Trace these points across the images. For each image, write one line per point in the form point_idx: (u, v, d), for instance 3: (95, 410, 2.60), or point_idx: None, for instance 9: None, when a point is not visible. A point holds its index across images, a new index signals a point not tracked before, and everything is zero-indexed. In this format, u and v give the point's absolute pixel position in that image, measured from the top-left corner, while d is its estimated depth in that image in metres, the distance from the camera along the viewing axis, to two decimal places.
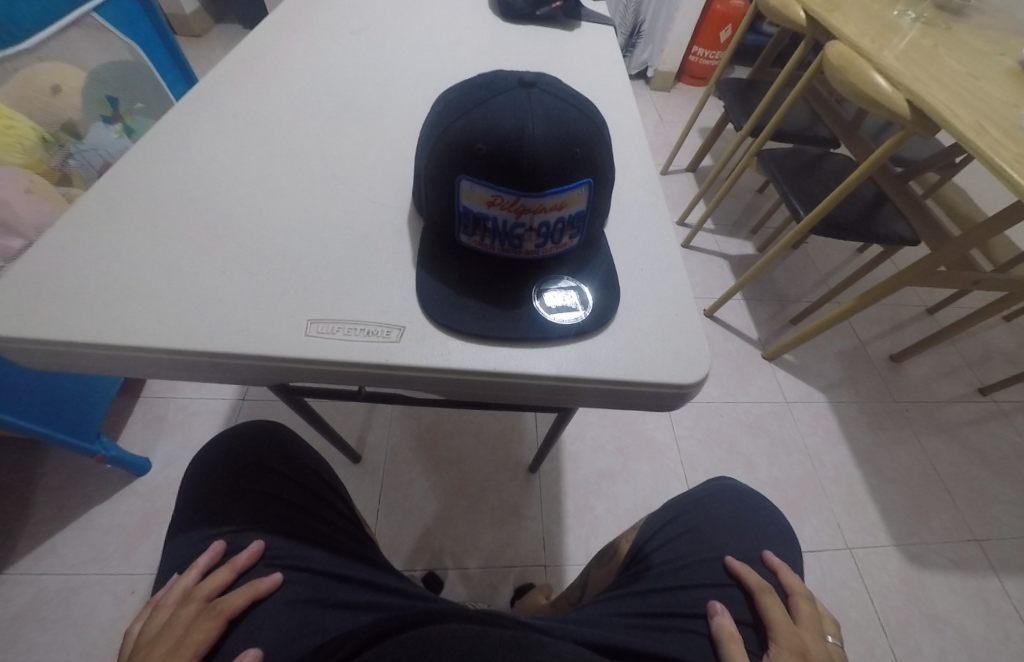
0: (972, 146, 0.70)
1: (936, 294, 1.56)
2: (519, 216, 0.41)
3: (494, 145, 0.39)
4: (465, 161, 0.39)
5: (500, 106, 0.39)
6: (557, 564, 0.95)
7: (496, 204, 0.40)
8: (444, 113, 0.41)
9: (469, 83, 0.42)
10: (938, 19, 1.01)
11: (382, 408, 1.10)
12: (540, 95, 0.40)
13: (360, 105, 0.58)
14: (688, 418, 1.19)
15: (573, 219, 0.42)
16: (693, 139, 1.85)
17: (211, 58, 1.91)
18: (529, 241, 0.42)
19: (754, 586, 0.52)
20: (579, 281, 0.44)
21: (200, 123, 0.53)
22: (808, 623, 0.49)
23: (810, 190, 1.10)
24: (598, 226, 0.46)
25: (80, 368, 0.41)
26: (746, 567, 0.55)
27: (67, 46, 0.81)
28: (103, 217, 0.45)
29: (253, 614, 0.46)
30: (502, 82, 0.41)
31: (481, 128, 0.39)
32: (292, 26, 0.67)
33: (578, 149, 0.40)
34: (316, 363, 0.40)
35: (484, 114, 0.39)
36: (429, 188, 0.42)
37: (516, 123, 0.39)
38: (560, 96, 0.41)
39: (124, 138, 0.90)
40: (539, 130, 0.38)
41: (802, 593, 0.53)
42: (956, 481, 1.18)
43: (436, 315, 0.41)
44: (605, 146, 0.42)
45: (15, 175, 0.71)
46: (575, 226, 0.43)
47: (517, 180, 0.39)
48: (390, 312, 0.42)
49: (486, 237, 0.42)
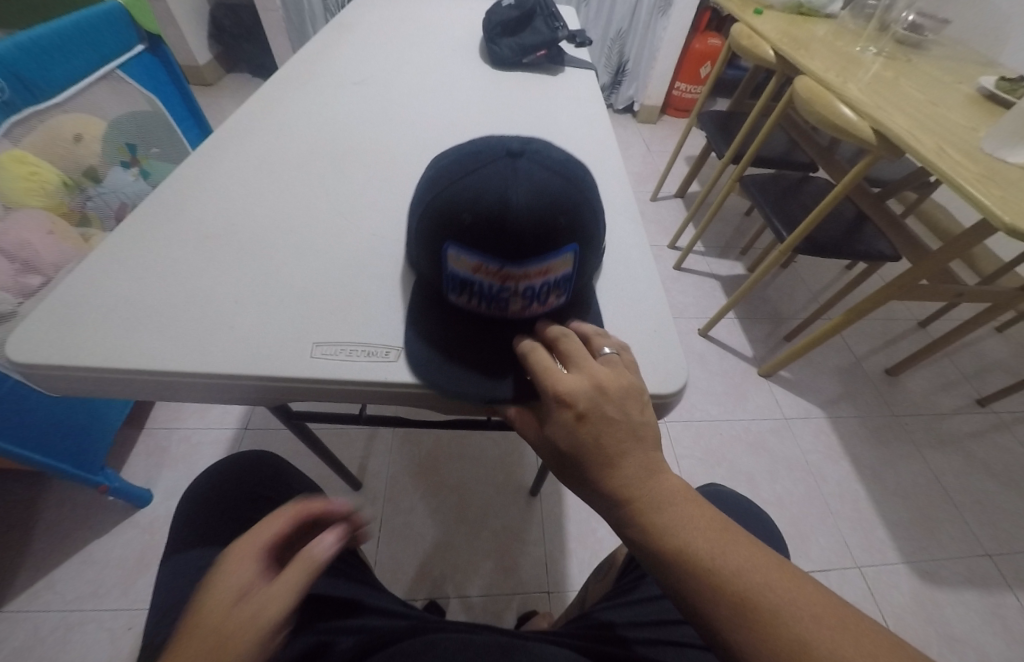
0: (935, 168, 0.74)
1: (926, 308, 1.59)
2: (504, 282, 0.43)
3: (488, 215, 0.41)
4: (453, 231, 0.42)
5: (486, 177, 0.42)
6: (560, 589, 0.95)
7: (481, 271, 0.42)
8: (434, 181, 0.44)
9: (459, 151, 0.45)
10: (899, 53, 1.08)
11: (383, 434, 1.13)
12: (527, 164, 0.43)
13: (363, 147, 0.64)
14: (687, 438, 1.20)
15: (559, 282, 0.44)
16: (681, 167, 1.93)
17: (221, 104, 2.03)
18: (515, 303, 0.44)
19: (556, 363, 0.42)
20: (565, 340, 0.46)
21: (215, 168, 0.58)
22: (609, 415, 0.39)
23: (793, 212, 1.15)
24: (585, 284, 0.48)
25: (100, 393, 0.44)
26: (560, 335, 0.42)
27: (91, 100, 0.87)
28: (126, 254, 0.49)
29: None
30: (490, 153, 0.43)
31: (467, 200, 0.41)
32: (297, 78, 0.74)
33: (561, 218, 0.42)
34: (321, 383, 0.43)
35: (471, 186, 0.42)
36: (420, 250, 0.45)
37: (500, 195, 0.41)
38: (545, 165, 0.43)
39: (140, 180, 0.96)
40: (523, 201, 0.41)
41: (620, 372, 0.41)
42: (962, 494, 1.18)
43: (431, 338, 0.45)
44: (589, 213, 0.44)
45: (40, 218, 0.76)
46: (561, 288, 0.45)
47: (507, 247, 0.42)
48: (388, 335, 0.46)
49: (473, 298, 0.44)
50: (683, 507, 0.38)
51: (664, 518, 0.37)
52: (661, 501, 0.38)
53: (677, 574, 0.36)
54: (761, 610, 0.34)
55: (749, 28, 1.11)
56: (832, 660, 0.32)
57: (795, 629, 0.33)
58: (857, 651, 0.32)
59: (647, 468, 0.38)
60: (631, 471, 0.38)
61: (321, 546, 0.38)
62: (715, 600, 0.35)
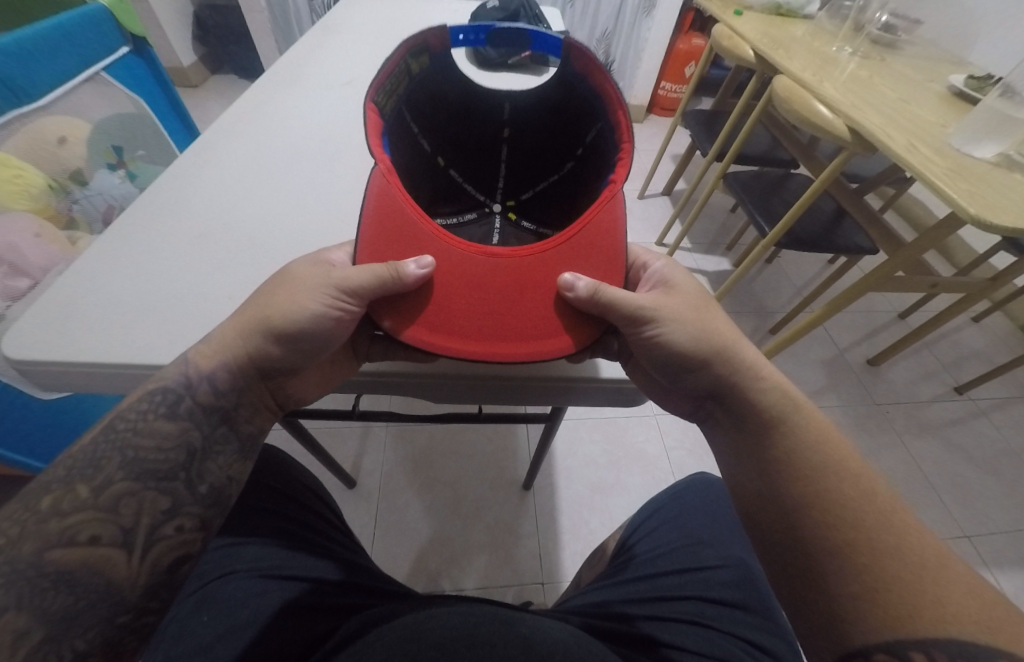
0: (906, 164, 0.77)
1: (906, 300, 1.64)
2: (512, 143, 0.62)
3: (508, 132, 0.61)
4: (524, 126, 0.60)
5: (521, 103, 0.59)
6: (553, 579, 0.97)
7: (514, 133, 0.61)
8: (534, 102, 0.58)
9: (538, 99, 0.58)
10: (874, 53, 1.12)
11: (377, 432, 1.14)
12: (524, 111, 0.60)
13: (352, 146, 0.65)
14: (677, 429, 1.22)
15: (509, 135, 0.62)
16: (667, 166, 1.97)
17: (207, 106, 2.02)
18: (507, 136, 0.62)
19: (588, 316, 0.44)
20: (501, 101, 0.59)
21: (200, 168, 0.59)
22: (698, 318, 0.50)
23: (775, 208, 1.18)
24: (497, 104, 0.60)
25: (93, 388, 0.45)
26: (607, 291, 0.44)
27: (75, 101, 0.87)
28: (116, 252, 0.50)
29: (242, 613, 0.47)
30: (536, 100, 0.58)
31: (520, 113, 0.60)
32: (289, 78, 0.75)
33: (508, 125, 0.61)
34: None
35: (518, 108, 0.60)
36: (522, 107, 0.59)
37: (522, 115, 0.60)
38: (527, 110, 0.59)
39: (127, 182, 0.95)
40: (528, 118, 0.60)
41: (680, 295, 0.49)
42: (940, 478, 1.22)
43: None
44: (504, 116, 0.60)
45: (26, 221, 0.75)
46: (507, 138, 0.62)
47: (466, 141, 0.62)
48: None
49: (511, 127, 0.61)
50: (798, 431, 0.46)
51: (786, 439, 0.46)
52: (781, 421, 0.47)
53: (784, 498, 0.44)
54: (852, 529, 0.40)
55: (731, 29, 1.14)
56: (895, 565, 0.38)
57: (877, 548, 0.39)
58: (938, 591, 0.36)
59: (770, 391, 0.48)
60: (751, 392, 0.48)
61: (404, 267, 0.42)
62: (799, 506, 0.43)
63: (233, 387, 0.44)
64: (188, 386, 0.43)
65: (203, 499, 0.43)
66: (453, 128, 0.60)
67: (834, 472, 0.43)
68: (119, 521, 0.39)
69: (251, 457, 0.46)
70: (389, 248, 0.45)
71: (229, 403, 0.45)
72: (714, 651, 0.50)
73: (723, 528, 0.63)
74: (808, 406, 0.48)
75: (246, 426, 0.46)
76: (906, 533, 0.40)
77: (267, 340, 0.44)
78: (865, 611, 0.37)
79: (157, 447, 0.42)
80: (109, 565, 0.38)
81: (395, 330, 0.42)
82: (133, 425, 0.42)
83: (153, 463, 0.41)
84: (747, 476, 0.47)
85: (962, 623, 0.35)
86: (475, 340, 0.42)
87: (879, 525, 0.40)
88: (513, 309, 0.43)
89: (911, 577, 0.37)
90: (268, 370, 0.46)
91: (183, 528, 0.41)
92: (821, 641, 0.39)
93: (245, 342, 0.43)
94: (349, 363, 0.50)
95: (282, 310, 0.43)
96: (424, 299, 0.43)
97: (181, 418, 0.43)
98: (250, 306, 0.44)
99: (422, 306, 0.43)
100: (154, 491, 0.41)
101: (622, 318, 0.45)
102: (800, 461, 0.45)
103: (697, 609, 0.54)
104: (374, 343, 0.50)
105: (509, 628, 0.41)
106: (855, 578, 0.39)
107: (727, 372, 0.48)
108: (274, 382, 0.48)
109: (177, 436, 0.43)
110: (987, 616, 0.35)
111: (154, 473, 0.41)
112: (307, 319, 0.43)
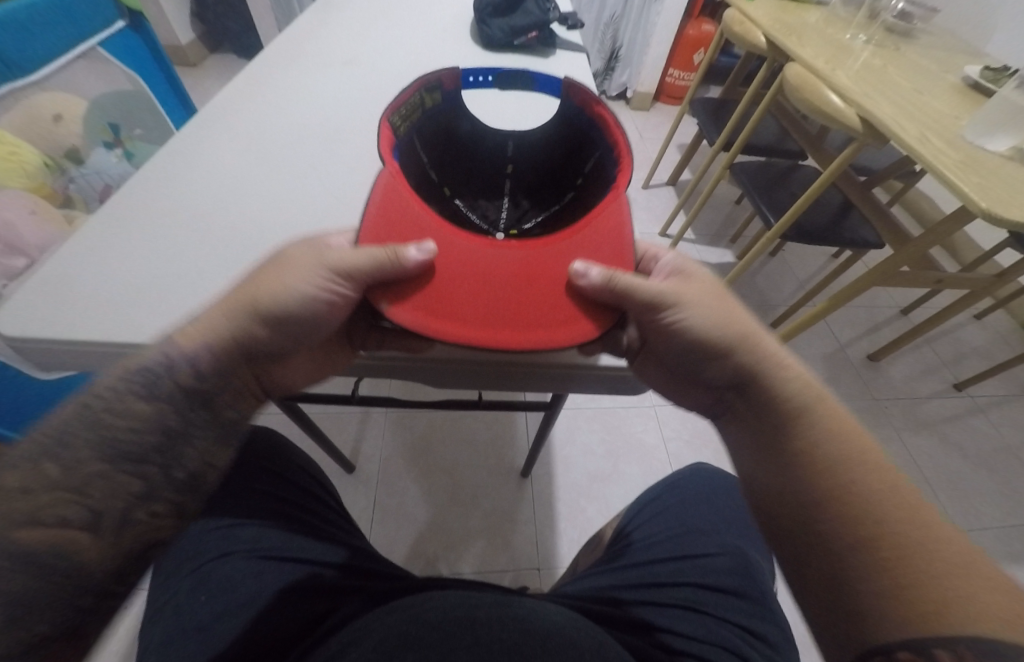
0: (917, 155, 0.75)
1: (909, 296, 1.63)
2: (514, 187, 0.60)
3: (510, 170, 0.60)
4: (525, 167, 0.60)
5: (524, 144, 0.59)
6: (550, 566, 0.97)
7: (516, 175, 0.60)
8: (535, 143, 0.58)
9: (540, 139, 0.57)
10: (888, 41, 1.09)
11: (376, 417, 1.13)
12: (526, 153, 0.59)
13: (354, 125, 0.63)
14: (675, 420, 1.22)
15: (510, 177, 0.60)
16: (672, 155, 1.94)
17: (205, 85, 1.98)
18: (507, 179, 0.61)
19: (607, 305, 0.43)
20: (504, 138, 0.58)
21: (200, 144, 0.57)
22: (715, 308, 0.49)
23: (781, 199, 1.16)
24: (501, 144, 0.59)
25: (90, 367, 0.44)
26: (627, 278, 0.43)
27: (71, 76, 0.85)
28: (114, 228, 0.49)
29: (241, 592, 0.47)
30: (538, 141, 0.58)
31: (523, 154, 0.59)
32: (290, 55, 0.73)
33: (511, 167, 0.60)
34: None
35: (521, 148, 0.59)
36: (523, 149, 0.59)
37: (525, 156, 0.59)
38: (529, 152, 0.59)
39: (124, 162, 0.94)
40: (531, 157, 0.59)
41: (696, 285, 0.49)
42: (936, 473, 1.22)
43: None
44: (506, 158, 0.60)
45: (21, 199, 0.74)
46: (508, 181, 0.61)
47: (467, 175, 0.60)
48: None
49: (512, 169, 0.60)
50: (819, 427, 0.45)
51: (806, 431, 0.45)
52: (802, 414, 0.46)
53: (804, 494, 0.43)
54: (869, 522, 0.40)
55: (743, 14, 1.11)
56: (927, 561, 0.37)
57: (903, 545, 0.38)
58: (968, 585, 0.36)
59: (792, 381, 0.48)
60: (771, 381, 0.48)
61: (404, 252, 0.41)
62: (823, 500, 0.42)
63: (217, 372, 0.42)
64: (169, 366, 0.40)
65: (179, 486, 0.40)
66: (456, 163, 0.59)
67: (859, 465, 0.43)
68: (86, 502, 0.36)
69: (234, 444, 0.44)
70: (393, 236, 0.44)
71: (215, 386, 0.42)
72: (710, 636, 0.50)
73: (721, 517, 0.63)
74: (832, 399, 0.48)
75: (228, 413, 0.43)
76: (932, 526, 0.39)
77: (256, 323, 0.43)
78: (888, 607, 0.37)
79: (132, 428, 0.39)
80: (76, 546, 0.35)
81: (392, 313, 0.41)
82: (107, 403, 0.39)
83: (124, 442, 0.38)
84: (764, 474, 0.47)
85: (993, 614, 0.34)
86: (480, 326, 0.40)
87: (908, 522, 0.39)
88: (517, 300, 0.42)
89: (939, 573, 0.36)
90: (258, 356, 0.44)
91: (157, 515, 0.39)
92: (846, 639, 0.38)
93: (237, 322, 0.42)
94: (344, 353, 0.49)
95: (275, 293, 0.42)
96: (421, 285, 0.42)
97: (159, 399, 0.40)
98: (246, 286, 0.43)
99: (423, 291, 0.42)
100: (128, 475, 0.38)
101: (642, 305, 0.44)
102: (817, 454, 0.44)
103: (694, 595, 0.54)
104: (372, 331, 0.48)
105: (507, 610, 0.41)
106: (881, 576, 0.38)
107: (748, 363, 0.48)
108: (264, 372, 0.46)
109: (154, 417, 0.40)
110: (1021, 614, 0.34)
111: (126, 456, 0.38)
112: (300, 299, 0.42)
